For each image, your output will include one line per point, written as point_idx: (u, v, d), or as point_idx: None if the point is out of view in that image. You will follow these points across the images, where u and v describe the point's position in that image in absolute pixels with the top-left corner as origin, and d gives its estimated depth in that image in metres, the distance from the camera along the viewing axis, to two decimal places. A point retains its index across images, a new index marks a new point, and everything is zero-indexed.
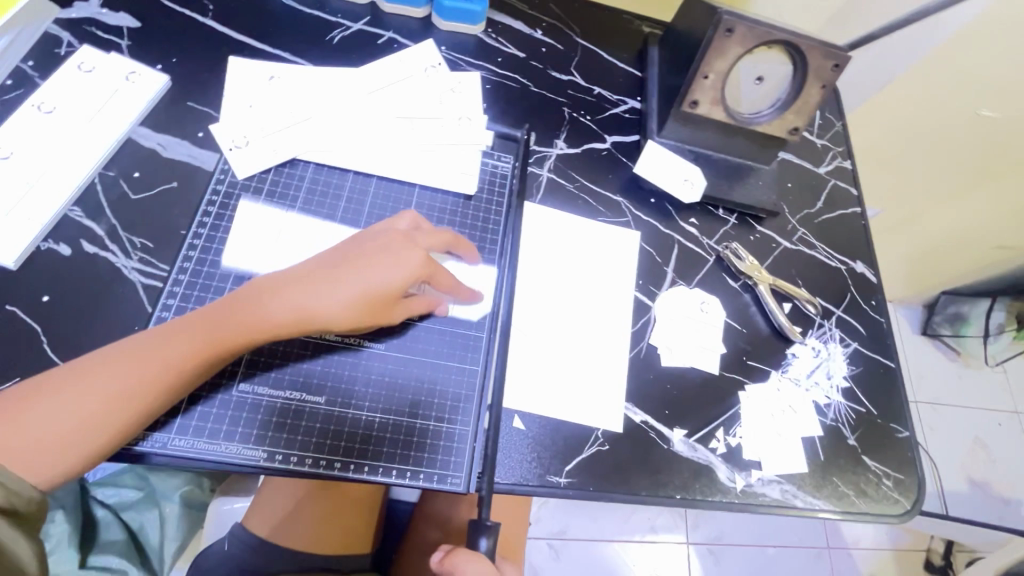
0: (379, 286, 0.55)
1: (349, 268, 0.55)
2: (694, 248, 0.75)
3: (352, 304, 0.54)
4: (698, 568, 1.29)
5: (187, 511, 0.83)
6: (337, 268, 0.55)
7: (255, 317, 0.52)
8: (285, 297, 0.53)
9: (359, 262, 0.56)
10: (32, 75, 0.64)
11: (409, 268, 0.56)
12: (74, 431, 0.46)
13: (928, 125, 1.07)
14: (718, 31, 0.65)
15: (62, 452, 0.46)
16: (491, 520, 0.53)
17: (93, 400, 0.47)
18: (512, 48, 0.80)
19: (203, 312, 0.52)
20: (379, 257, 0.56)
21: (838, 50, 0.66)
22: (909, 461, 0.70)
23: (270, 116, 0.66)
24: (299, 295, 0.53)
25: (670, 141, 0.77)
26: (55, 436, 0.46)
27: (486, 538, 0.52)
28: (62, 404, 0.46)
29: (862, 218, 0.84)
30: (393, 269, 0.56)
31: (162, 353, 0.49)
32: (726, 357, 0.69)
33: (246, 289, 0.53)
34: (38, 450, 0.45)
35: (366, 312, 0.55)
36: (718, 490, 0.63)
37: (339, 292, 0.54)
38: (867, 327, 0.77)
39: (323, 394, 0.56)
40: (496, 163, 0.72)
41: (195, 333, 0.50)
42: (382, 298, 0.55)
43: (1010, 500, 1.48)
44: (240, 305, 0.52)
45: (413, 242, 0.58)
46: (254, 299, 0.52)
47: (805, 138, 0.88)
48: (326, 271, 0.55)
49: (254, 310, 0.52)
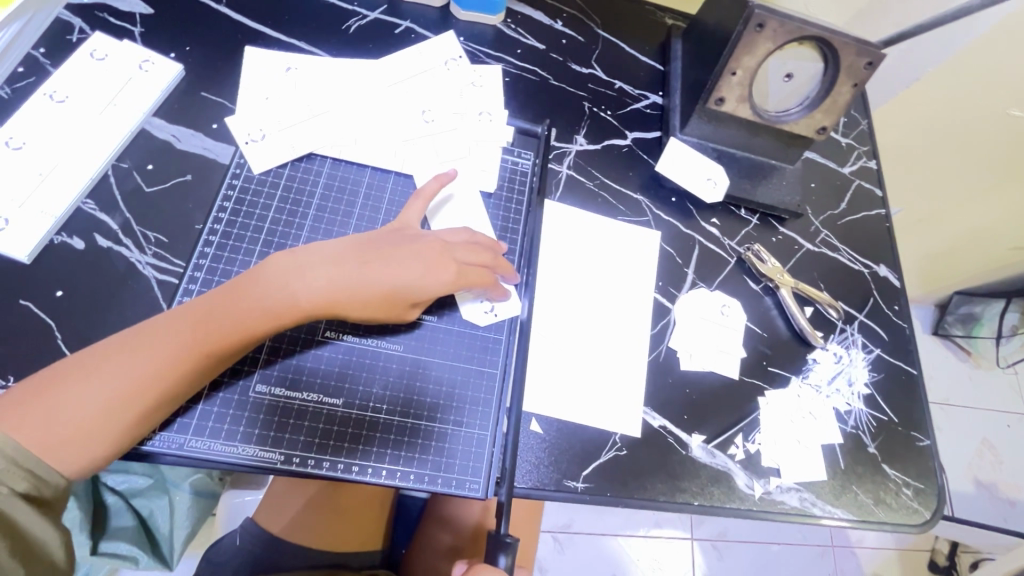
0: (404, 287, 0.55)
1: (375, 266, 0.55)
2: (715, 249, 0.73)
3: (375, 303, 0.55)
4: (702, 563, 1.29)
5: (197, 500, 0.79)
6: (362, 264, 0.55)
7: (278, 309, 0.51)
8: (308, 291, 0.52)
9: (385, 260, 0.56)
10: (44, 63, 0.62)
11: (440, 276, 0.56)
12: (96, 420, 0.45)
13: (954, 123, 1.04)
14: (749, 26, 0.62)
15: (80, 439, 0.45)
16: (509, 537, 0.54)
17: (118, 387, 0.46)
18: (532, 39, 0.78)
19: (228, 294, 0.51)
20: (407, 258, 0.56)
21: (873, 47, 0.64)
22: (930, 470, 0.69)
23: (286, 108, 0.65)
24: (323, 289, 0.53)
25: (693, 139, 0.75)
26: (77, 425, 0.45)
27: (505, 554, 0.53)
28: (85, 392, 0.45)
29: (886, 220, 0.82)
30: (420, 272, 0.56)
31: (186, 341, 0.48)
32: (746, 361, 0.68)
33: (269, 277, 0.52)
34: (61, 439, 0.45)
35: (387, 312, 0.55)
36: (735, 497, 0.62)
37: (364, 291, 0.54)
38: (889, 332, 0.75)
39: (341, 395, 0.55)
40: (516, 159, 0.70)
41: (217, 319, 0.50)
42: (400, 300, 0.56)
43: (1017, 503, 1.47)
44: (262, 293, 0.51)
45: (446, 249, 0.58)
46: (277, 290, 0.52)
47: (831, 136, 0.85)
48: (353, 267, 0.54)
49: (278, 302, 0.51)
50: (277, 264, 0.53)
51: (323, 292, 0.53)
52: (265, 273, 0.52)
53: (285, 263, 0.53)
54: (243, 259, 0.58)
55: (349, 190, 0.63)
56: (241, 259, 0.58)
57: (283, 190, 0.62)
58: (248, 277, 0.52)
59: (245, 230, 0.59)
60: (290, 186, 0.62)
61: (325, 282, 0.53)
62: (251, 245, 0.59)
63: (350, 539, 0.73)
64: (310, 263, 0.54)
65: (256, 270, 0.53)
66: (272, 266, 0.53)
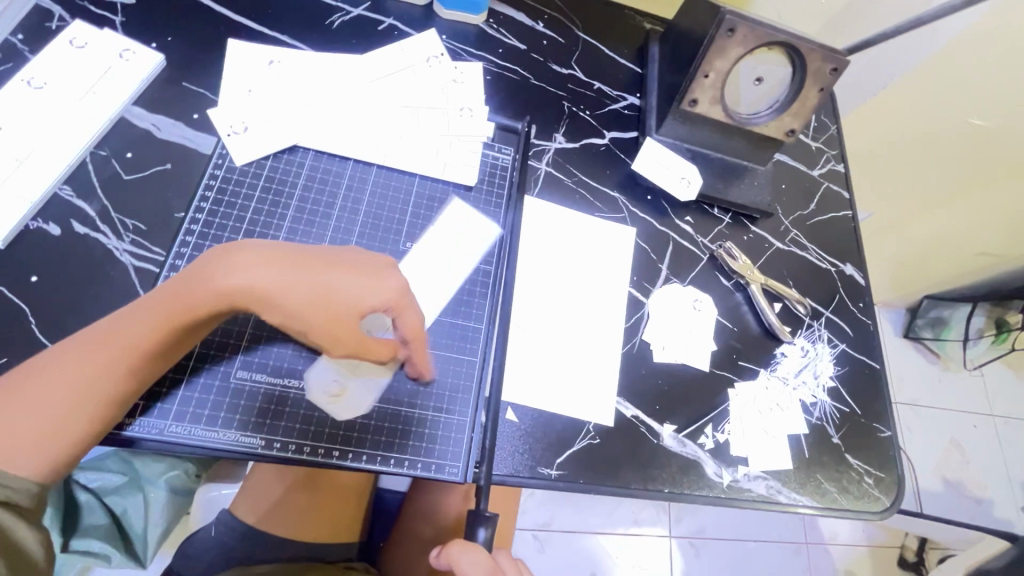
0: (346, 296, 0.50)
1: (315, 274, 0.50)
2: (689, 246, 0.75)
3: (310, 312, 0.49)
4: (679, 560, 1.31)
5: (172, 497, 0.79)
6: (304, 269, 0.50)
7: (213, 296, 0.48)
8: (241, 280, 0.48)
9: (330, 268, 0.51)
10: (22, 49, 0.62)
11: (381, 289, 0.51)
12: (53, 417, 0.45)
13: (921, 129, 1.08)
14: (720, 31, 0.65)
15: (37, 442, 0.44)
16: (489, 511, 0.54)
17: (71, 386, 0.45)
18: (513, 39, 0.80)
19: (171, 285, 0.49)
20: (354, 272, 0.52)
21: (837, 54, 0.67)
22: (891, 459, 0.72)
23: (269, 101, 0.65)
24: (259, 282, 0.48)
25: (668, 139, 0.77)
26: (33, 430, 0.44)
27: (484, 528, 0.54)
28: (41, 391, 0.45)
29: (853, 221, 0.85)
30: (360, 281, 0.51)
31: (134, 336, 0.47)
32: (717, 354, 0.70)
33: (208, 272, 0.49)
34: (18, 444, 0.44)
35: (320, 320, 0.49)
36: (705, 485, 0.64)
37: (300, 299, 0.49)
38: (854, 328, 0.78)
39: (337, 375, 0.56)
40: (496, 155, 0.72)
41: (161, 311, 0.48)
42: (335, 311, 0.50)
43: (982, 500, 1.52)
44: (200, 280, 0.48)
45: (395, 268, 0.54)
46: (215, 278, 0.48)
47: (801, 140, 0.88)
48: (289, 268, 0.50)
49: (213, 299, 0.48)
50: (216, 260, 0.49)
51: (257, 292, 0.48)
52: (208, 260, 0.49)
53: (226, 253, 0.49)
54: None
55: (331, 182, 0.64)
56: None
57: (265, 181, 0.62)
58: (194, 265, 0.49)
59: (226, 220, 0.59)
60: (273, 177, 0.62)
61: (259, 283, 0.48)
62: (233, 235, 0.59)
63: (342, 507, 0.76)
64: (248, 263, 0.49)
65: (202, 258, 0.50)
66: (214, 256, 0.49)
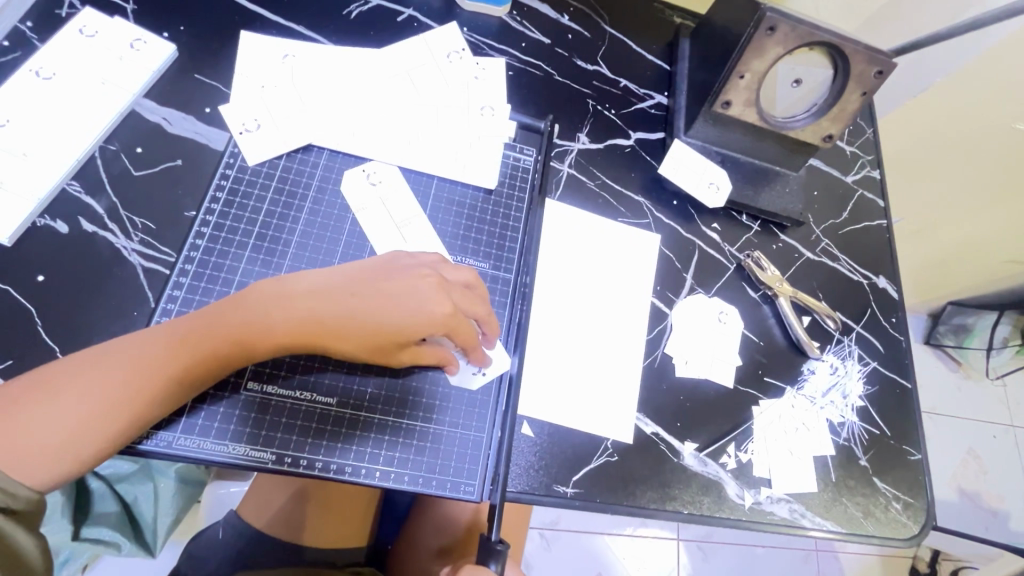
0: (395, 323, 0.52)
1: (364, 297, 0.52)
2: (714, 255, 0.72)
3: (362, 338, 0.51)
4: (686, 563, 1.29)
5: (182, 487, 0.81)
6: (351, 300, 0.51)
7: (259, 339, 0.49)
8: (289, 320, 0.50)
9: (378, 294, 0.52)
10: (31, 37, 0.60)
11: (431, 316, 0.52)
12: (73, 436, 0.43)
13: (960, 137, 1.03)
14: (759, 29, 0.61)
15: (53, 458, 0.43)
16: (499, 544, 0.52)
17: (89, 409, 0.44)
18: (537, 33, 0.76)
19: (209, 317, 0.49)
20: (400, 296, 0.52)
21: (883, 56, 0.63)
22: (920, 485, 0.69)
23: (282, 96, 0.63)
24: (308, 321, 0.50)
25: (697, 141, 0.74)
26: (52, 445, 0.43)
27: (496, 563, 0.52)
28: (59, 409, 0.43)
29: (887, 230, 0.81)
30: (408, 308, 0.52)
31: (164, 362, 0.46)
32: (741, 370, 0.67)
33: (252, 299, 0.50)
34: (26, 454, 0.42)
35: (373, 346, 0.52)
36: (725, 507, 0.62)
37: (347, 328, 0.51)
38: (886, 344, 0.75)
39: None
40: (518, 155, 0.69)
41: (195, 343, 0.47)
42: (389, 338, 0.52)
43: (999, 513, 1.48)
44: (242, 316, 0.49)
45: (444, 285, 0.54)
46: (262, 320, 0.49)
47: (836, 144, 0.84)
48: (339, 299, 0.51)
49: (258, 328, 0.49)
50: (264, 288, 0.51)
51: (305, 321, 0.50)
52: (250, 297, 0.50)
53: (271, 291, 0.50)
54: (235, 253, 0.56)
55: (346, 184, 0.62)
56: (233, 252, 0.56)
57: (278, 181, 0.60)
58: (232, 302, 0.50)
59: (238, 223, 0.57)
60: (286, 177, 0.60)
61: (307, 313, 0.50)
62: (244, 239, 0.57)
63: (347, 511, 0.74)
64: (299, 293, 0.51)
65: (243, 293, 0.50)
66: (259, 293, 0.50)
